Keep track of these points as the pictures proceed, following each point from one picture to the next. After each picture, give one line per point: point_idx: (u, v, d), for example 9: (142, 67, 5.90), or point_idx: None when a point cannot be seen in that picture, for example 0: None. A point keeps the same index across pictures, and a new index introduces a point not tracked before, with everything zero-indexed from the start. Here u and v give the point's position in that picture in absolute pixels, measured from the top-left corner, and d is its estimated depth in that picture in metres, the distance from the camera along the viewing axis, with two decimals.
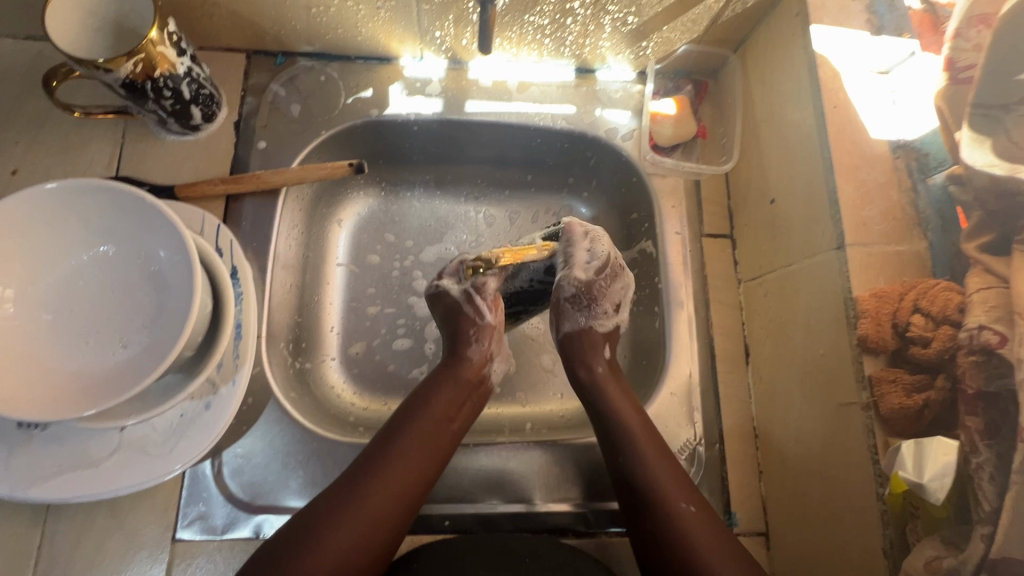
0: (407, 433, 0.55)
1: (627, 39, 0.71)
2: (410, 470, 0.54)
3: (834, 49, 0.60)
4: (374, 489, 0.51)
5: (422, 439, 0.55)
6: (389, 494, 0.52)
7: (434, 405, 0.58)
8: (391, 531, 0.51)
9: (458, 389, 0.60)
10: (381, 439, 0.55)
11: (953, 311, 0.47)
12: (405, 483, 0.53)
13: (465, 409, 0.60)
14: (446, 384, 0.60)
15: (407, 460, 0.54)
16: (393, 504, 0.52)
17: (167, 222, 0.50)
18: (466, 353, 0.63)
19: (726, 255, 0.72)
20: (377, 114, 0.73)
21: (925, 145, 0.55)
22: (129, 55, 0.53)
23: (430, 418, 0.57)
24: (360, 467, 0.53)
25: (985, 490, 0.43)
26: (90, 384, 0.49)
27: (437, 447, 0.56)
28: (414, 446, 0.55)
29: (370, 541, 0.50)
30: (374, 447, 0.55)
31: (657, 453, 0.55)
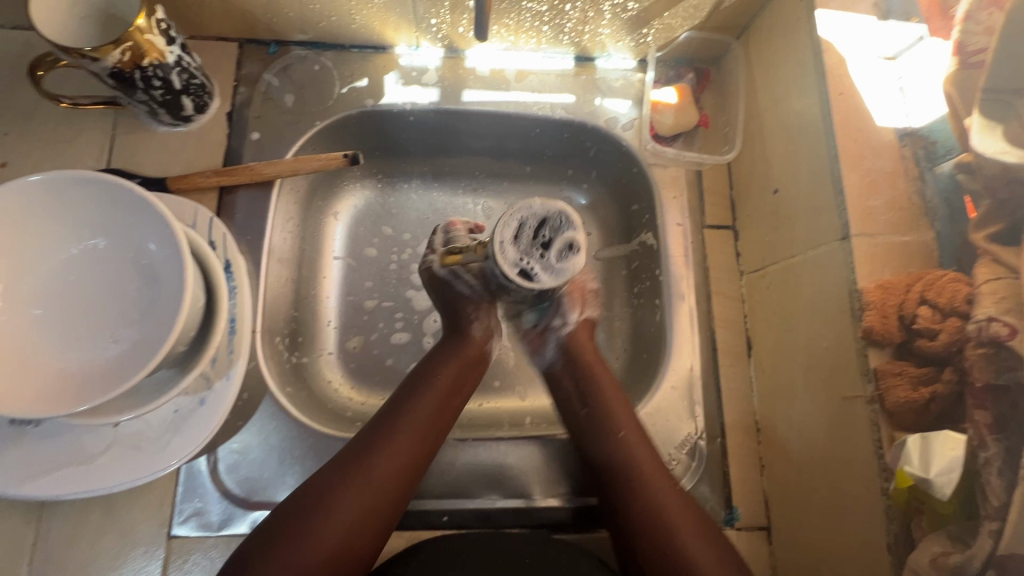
0: (410, 408, 0.55)
1: (627, 26, 0.70)
2: (417, 438, 0.54)
3: (840, 34, 0.58)
4: (381, 457, 0.52)
5: (429, 415, 0.56)
6: (396, 460, 0.52)
7: (440, 377, 0.59)
8: (398, 499, 0.52)
9: (461, 364, 0.60)
10: (389, 409, 0.56)
11: (961, 302, 0.46)
12: (409, 452, 0.53)
13: (467, 377, 0.61)
14: (449, 356, 0.61)
15: (416, 429, 0.54)
16: (398, 470, 0.52)
17: (158, 215, 0.49)
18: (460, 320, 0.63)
19: (729, 247, 0.71)
20: (373, 104, 0.72)
21: (932, 133, 0.53)
22: (116, 43, 0.52)
23: (438, 387, 0.58)
24: (368, 435, 0.54)
25: (994, 485, 0.41)
26: (82, 380, 0.48)
27: (438, 420, 0.56)
28: (421, 417, 0.55)
29: (377, 509, 0.51)
30: (381, 416, 0.55)
31: (643, 449, 0.56)
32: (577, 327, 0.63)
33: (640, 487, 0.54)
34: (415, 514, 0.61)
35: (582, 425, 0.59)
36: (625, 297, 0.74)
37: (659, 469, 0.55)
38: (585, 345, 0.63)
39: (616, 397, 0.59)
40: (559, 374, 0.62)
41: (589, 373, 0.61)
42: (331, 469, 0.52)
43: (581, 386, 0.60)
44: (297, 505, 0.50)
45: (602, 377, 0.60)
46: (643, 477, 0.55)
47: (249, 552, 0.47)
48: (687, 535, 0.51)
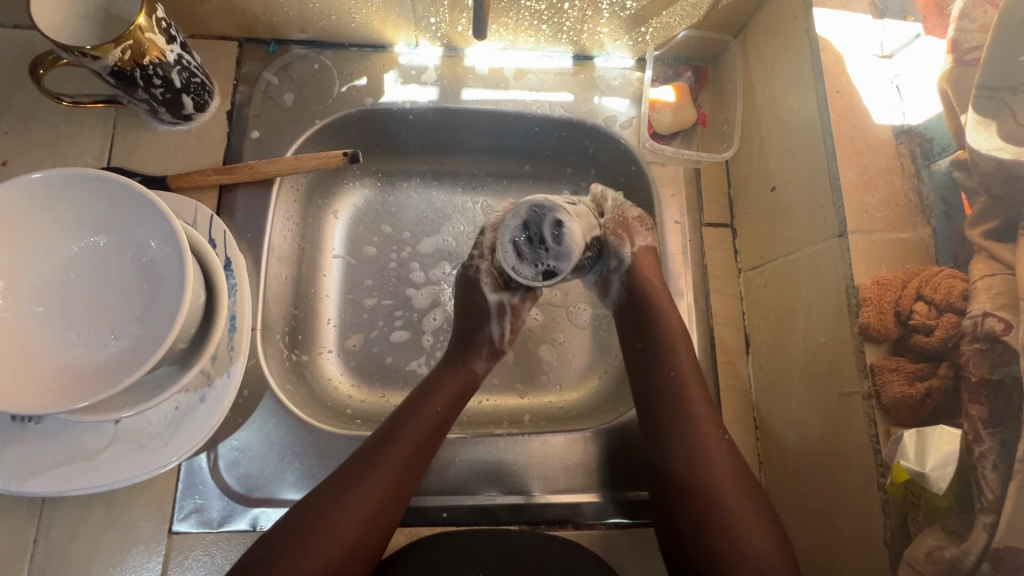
0: (408, 427, 0.56)
1: (625, 25, 0.70)
2: (406, 465, 0.54)
3: (837, 32, 0.59)
4: (368, 485, 0.52)
5: (425, 434, 0.57)
6: (383, 488, 0.52)
7: (431, 402, 0.59)
8: (382, 531, 0.52)
9: (455, 387, 0.62)
10: (378, 435, 0.56)
11: (957, 299, 0.46)
12: (395, 481, 0.53)
13: (457, 403, 0.61)
14: (441, 380, 0.61)
15: (405, 457, 0.55)
16: (387, 499, 0.52)
17: (158, 212, 0.50)
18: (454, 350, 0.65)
19: (726, 244, 0.71)
20: (372, 103, 0.72)
21: (929, 130, 0.54)
22: (117, 41, 0.52)
23: (430, 413, 0.58)
24: (356, 463, 0.54)
25: (989, 480, 0.42)
26: (83, 376, 0.48)
27: (433, 441, 0.57)
28: (410, 443, 0.55)
29: (362, 540, 0.50)
30: (370, 442, 0.55)
31: (706, 415, 0.56)
32: (636, 254, 0.66)
33: (688, 424, 0.55)
34: (415, 510, 0.61)
35: (642, 358, 0.61)
36: None
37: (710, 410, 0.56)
38: (649, 275, 0.65)
39: (681, 339, 0.61)
40: (623, 310, 0.66)
41: (658, 324, 0.61)
42: (317, 498, 0.51)
43: (644, 325, 0.62)
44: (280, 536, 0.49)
45: (671, 317, 0.62)
46: (695, 415, 0.56)
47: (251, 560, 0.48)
48: (725, 476, 0.52)
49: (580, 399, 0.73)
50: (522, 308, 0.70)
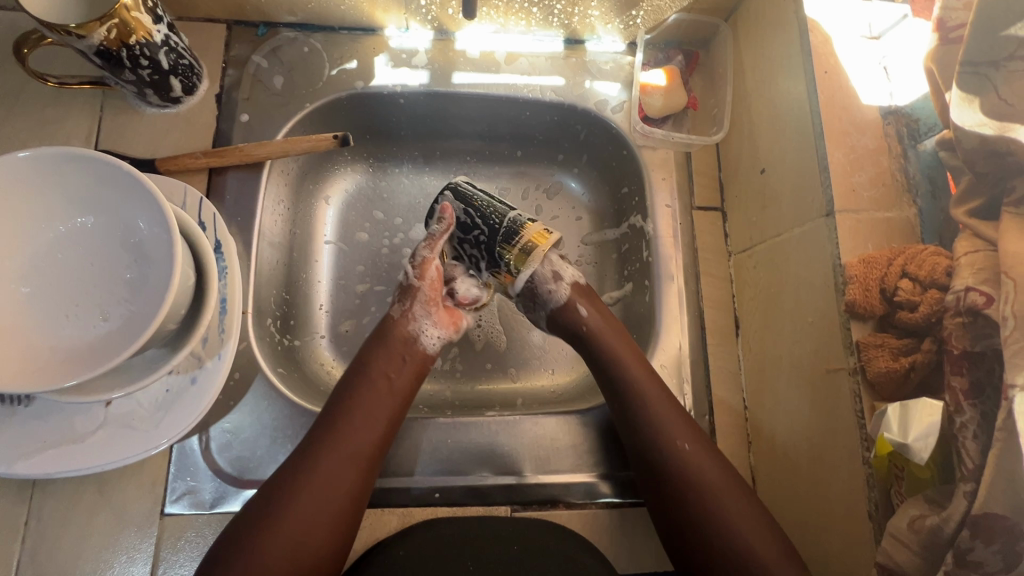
0: (350, 402, 0.56)
1: (616, 8, 0.70)
2: (360, 434, 0.55)
3: (826, 13, 0.59)
4: (320, 461, 0.52)
5: (368, 406, 0.56)
6: (337, 460, 0.53)
7: (372, 371, 0.59)
8: (351, 499, 0.52)
9: (395, 354, 0.60)
10: (327, 413, 0.56)
11: (941, 274, 0.47)
12: (352, 449, 0.54)
13: (406, 367, 0.60)
14: (382, 348, 0.60)
15: (356, 428, 0.55)
16: (345, 467, 0.53)
17: (146, 193, 0.49)
18: (389, 314, 0.63)
19: (717, 228, 0.72)
20: (362, 86, 0.72)
21: (915, 110, 0.56)
22: (102, 20, 0.52)
23: (374, 384, 0.58)
24: (308, 443, 0.54)
25: (969, 448, 0.42)
26: (71, 357, 0.48)
27: (379, 408, 0.57)
28: (359, 414, 0.56)
29: (329, 511, 0.51)
30: (319, 423, 0.55)
31: (645, 372, 0.59)
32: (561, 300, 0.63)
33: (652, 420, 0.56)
34: (406, 492, 0.62)
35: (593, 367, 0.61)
36: (615, 279, 0.76)
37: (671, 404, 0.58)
38: (579, 310, 0.62)
39: (626, 346, 0.61)
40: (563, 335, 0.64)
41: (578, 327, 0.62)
42: (276, 482, 0.52)
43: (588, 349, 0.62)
44: (247, 521, 0.50)
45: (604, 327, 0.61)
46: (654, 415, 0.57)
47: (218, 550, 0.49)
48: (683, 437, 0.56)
49: (571, 383, 0.74)
50: (420, 248, 0.65)
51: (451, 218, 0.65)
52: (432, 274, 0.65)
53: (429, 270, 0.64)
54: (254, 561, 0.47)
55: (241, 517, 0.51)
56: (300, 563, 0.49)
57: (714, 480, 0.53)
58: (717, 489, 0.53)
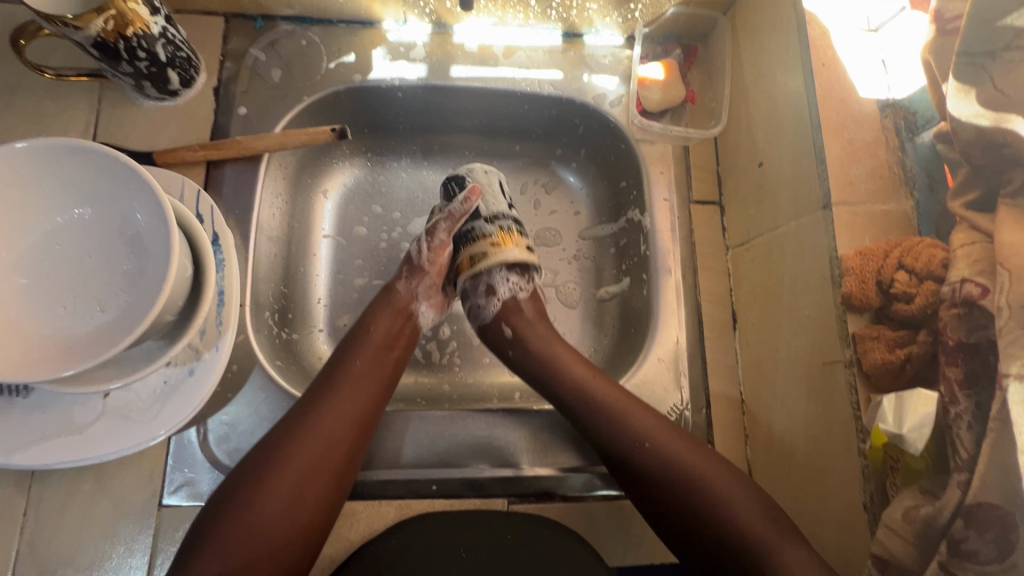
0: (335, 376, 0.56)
1: (614, 1, 0.70)
2: (358, 396, 0.56)
3: (824, 6, 0.59)
4: (321, 420, 0.53)
5: (356, 378, 0.57)
6: (338, 420, 0.53)
7: (372, 336, 0.60)
8: (347, 461, 0.53)
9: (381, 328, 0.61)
10: (319, 382, 0.56)
11: (937, 266, 0.47)
12: (352, 410, 0.55)
13: (400, 341, 0.62)
14: (383, 313, 0.62)
15: (344, 398, 0.55)
16: (345, 427, 0.54)
17: (143, 184, 0.50)
18: (394, 286, 0.65)
19: (715, 222, 0.72)
20: (361, 80, 0.72)
21: (913, 103, 0.55)
22: (99, 11, 0.52)
23: (372, 350, 0.59)
24: (306, 402, 0.54)
25: (964, 439, 0.42)
26: (68, 348, 0.48)
27: (366, 379, 0.57)
28: (359, 377, 0.57)
29: (328, 470, 0.52)
30: (317, 384, 0.56)
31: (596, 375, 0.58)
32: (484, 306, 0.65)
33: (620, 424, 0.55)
34: (402, 484, 0.62)
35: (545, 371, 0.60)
36: (613, 273, 0.76)
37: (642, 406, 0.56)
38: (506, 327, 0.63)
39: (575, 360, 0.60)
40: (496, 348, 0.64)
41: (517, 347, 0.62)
42: (274, 439, 0.52)
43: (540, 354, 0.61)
44: (244, 475, 0.50)
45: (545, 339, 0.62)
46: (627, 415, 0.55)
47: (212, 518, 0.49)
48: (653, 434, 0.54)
49: None
50: (440, 227, 0.66)
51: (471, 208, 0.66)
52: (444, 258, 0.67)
53: (441, 256, 0.66)
54: (256, 515, 0.48)
55: (237, 473, 0.51)
56: (300, 520, 0.49)
57: (698, 467, 0.52)
58: (699, 478, 0.51)
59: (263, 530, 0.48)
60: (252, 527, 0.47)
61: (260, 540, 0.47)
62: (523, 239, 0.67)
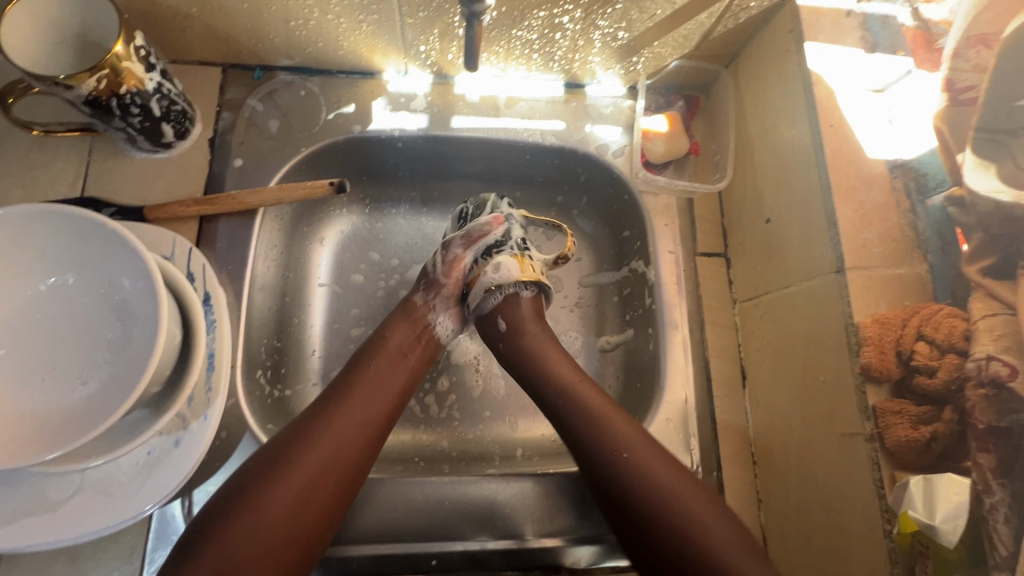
0: (364, 371, 0.55)
1: (617, 54, 0.69)
2: (372, 401, 0.53)
3: (829, 67, 0.58)
4: (344, 410, 0.51)
5: (385, 376, 0.55)
6: (359, 414, 0.51)
7: (388, 343, 0.58)
8: (357, 461, 0.50)
9: (405, 334, 0.60)
10: (341, 377, 0.55)
11: (958, 339, 0.45)
12: (367, 410, 0.52)
13: (422, 349, 0.60)
14: (401, 320, 0.61)
15: (368, 393, 0.53)
16: (358, 431, 0.51)
17: (130, 249, 0.47)
18: (412, 299, 0.63)
19: (721, 274, 0.71)
20: (360, 130, 0.71)
21: (922, 164, 0.54)
22: (92, 71, 0.50)
23: (389, 356, 0.57)
24: (331, 392, 0.53)
25: (1002, 533, 0.41)
26: (45, 426, 0.45)
27: (393, 379, 0.56)
28: (374, 382, 0.54)
29: (334, 474, 0.48)
30: (330, 389, 0.53)
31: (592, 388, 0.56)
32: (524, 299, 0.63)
33: (609, 443, 0.50)
34: (401, 559, 0.58)
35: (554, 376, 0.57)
36: (617, 323, 0.74)
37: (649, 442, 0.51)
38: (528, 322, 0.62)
39: (567, 369, 0.58)
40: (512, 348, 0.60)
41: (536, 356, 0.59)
42: (283, 441, 0.49)
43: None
44: (257, 470, 0.47)
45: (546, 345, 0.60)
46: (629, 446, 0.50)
47: (219, 506, 0.45)
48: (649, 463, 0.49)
49: None
50: (454, 243, 0.65)
51: (492, 233, 0.65)
52: (461, 270, 0.65)
53: (459, 266, 0.64)
54: (270, 499, 0.45)
55: (253, 462, 0.48)
56: (312, 506, 0.46)
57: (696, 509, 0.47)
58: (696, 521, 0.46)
59: (261, 542, 0.43)
60: (254, 524, 0.44)
61: (274, 523, 0.44)
62: (537, 263, 0.66)
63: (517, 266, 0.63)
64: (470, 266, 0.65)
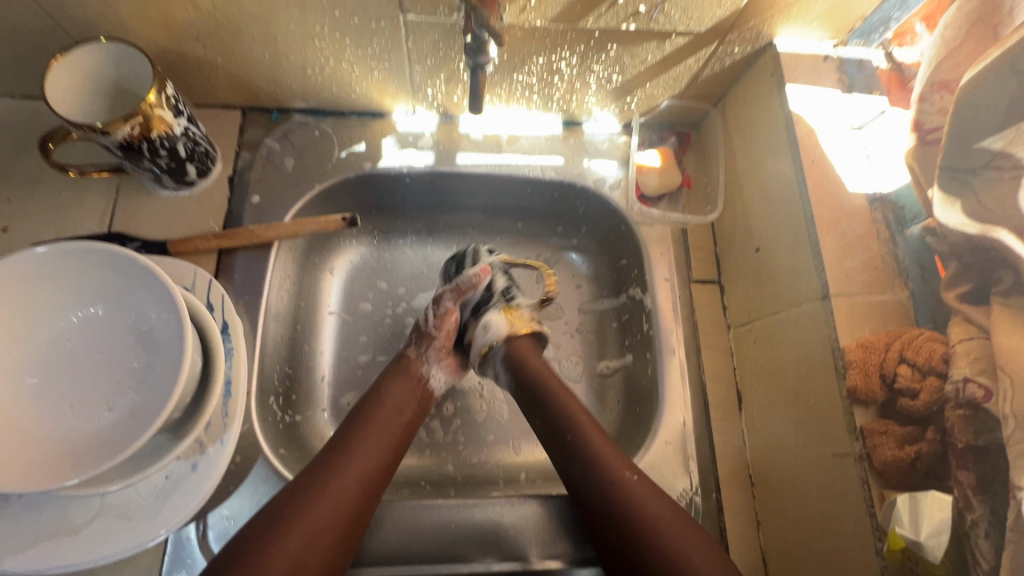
0: (368, 426, 0.58)
1: (612, 95, 0.73)
2: (370, 456, 0.55)
3: (809, 107, 0.63)
4: (349, 465, 0.54)
5: (385, 431, 0.58)
6: (361, 469, 0.54)
7: (388, 398, 0.61)
8: (357, 516, 0.52)
9: (403, 389, 0.63)
10: (345, 431, 0.57)
11: (938, 362, 0.48)
12: (368, 465, 0.55)
13: (415, 403, 0.63)
14: (398, 376, 0.64)
15: (369, 448, 0.56)
16: (356, 486, 0.53)
17: (160, 284, 0.50)
18: (406, 354, 0.67)
19: (715, 301, 0.74)
20: (370, 167, 0.75)
21: (900, 198, 0.58)
22: (127, 118, 0.54)
23: (388, 412, 0.60)
24: (337, 446, 0.55)
25: (983, 548, 0.43)
26: (73, 451, 0.48)
27: (391, 434, 0.58)
28: (372, 437, 0.57)
29: (336, 528, 0.50)
30: (330, 445, 0.56)
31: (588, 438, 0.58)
32: (520, 344, 0.65)
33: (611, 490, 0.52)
34: None
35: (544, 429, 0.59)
36: (616, 348, 0.77)
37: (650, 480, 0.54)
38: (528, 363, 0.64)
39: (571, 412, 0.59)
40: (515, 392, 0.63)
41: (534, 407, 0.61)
42: (290, 495, 0.51)
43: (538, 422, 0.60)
44: (267, 519, 0.49)
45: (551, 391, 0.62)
46: (632, 490, 0.52)
47: (229, 554, 0.47)
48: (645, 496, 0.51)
49: None
50: (445, 297, 0.68)
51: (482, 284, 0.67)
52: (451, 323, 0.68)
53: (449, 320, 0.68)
54: (277, 550, 0.47)
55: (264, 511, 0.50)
56: (316, 558, 0.48)
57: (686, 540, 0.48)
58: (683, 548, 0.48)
59: None
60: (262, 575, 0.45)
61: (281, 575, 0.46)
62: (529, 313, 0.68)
63: (513, 319, 0.66)
64: None
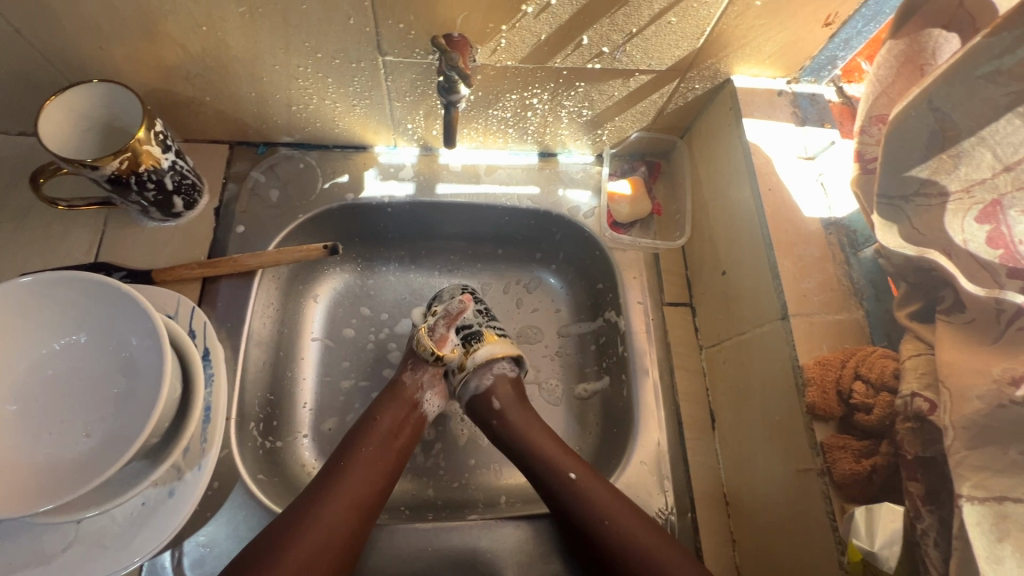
0: (358, 453, 0.59)
1: (583, 128, 0.77)
2: (363, 484, 0.56)
3: (765, 138, 0.67)
4: (340, 493, 0.55)
5: (376, 456, 0.59)
6: (353, 496, 0.55)
7: (379, 424, 0.62)
8: (350, 543, 0.53)
9: (394, 415, 0.64)
10: (335, 458, 0.58)
11: (889, 377, 0.50)
12: (360, 491, 0.56)
13: (407, 427, 0.64)
14: (390, 403, 0.65)
15: (360, 476, 0.57)
16: (349, 516, 0.54)
17: (141, 311, 0.52)
18: (400, 379, 0.68)
19: (687, 322, 0.76)
20: (353, 197, 0.78)
21: (852, 223, 0.62)
22: (116, 154, 0.57)
23: (380, 439, 0.61)
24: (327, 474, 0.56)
25: (933, 557, 0.44)
26: (49, 478, 0.48)
27: (383, 459, 0.59)
28: (365, 465, 0.58)
29: (329, 556, 0.51)
30: (322, 475, 0.56)
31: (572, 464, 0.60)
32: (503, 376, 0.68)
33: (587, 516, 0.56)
34: None
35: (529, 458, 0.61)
36: (594, 371, 0.79)
37: (617, 497, 0.57)
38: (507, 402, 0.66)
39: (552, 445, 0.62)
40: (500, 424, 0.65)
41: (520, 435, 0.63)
42: (281, 526, 0.52)
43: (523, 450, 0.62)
44: (260, 548, 0.50)
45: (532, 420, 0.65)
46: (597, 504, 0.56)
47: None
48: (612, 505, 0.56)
49: None
50: (438, 324, 0.70)
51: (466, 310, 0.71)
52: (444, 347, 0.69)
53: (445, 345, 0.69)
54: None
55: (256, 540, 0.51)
56: None
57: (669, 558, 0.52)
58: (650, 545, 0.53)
59: None
60: None
61: None
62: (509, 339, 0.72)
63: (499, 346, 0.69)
64: (457, 344, 0.70)
